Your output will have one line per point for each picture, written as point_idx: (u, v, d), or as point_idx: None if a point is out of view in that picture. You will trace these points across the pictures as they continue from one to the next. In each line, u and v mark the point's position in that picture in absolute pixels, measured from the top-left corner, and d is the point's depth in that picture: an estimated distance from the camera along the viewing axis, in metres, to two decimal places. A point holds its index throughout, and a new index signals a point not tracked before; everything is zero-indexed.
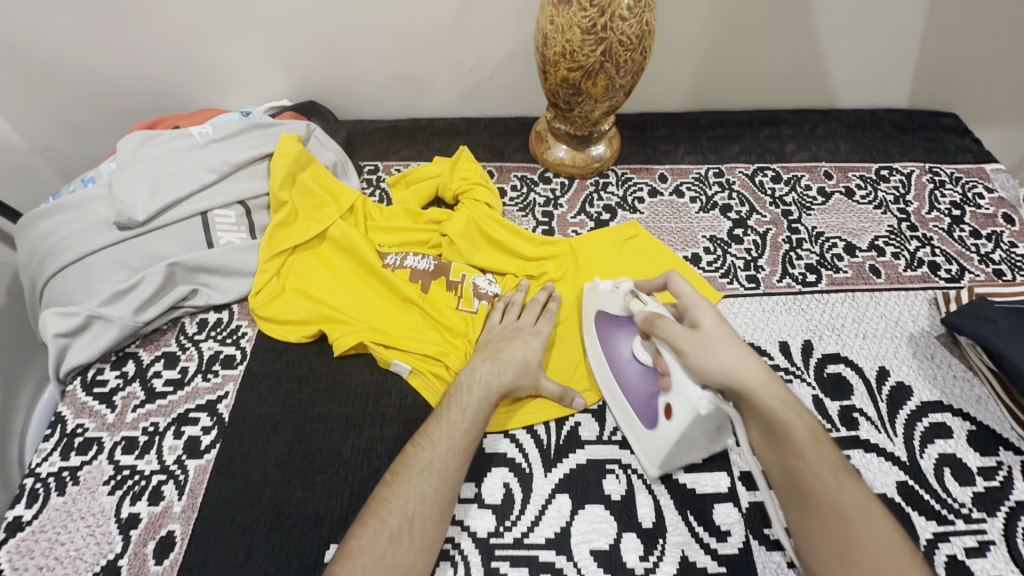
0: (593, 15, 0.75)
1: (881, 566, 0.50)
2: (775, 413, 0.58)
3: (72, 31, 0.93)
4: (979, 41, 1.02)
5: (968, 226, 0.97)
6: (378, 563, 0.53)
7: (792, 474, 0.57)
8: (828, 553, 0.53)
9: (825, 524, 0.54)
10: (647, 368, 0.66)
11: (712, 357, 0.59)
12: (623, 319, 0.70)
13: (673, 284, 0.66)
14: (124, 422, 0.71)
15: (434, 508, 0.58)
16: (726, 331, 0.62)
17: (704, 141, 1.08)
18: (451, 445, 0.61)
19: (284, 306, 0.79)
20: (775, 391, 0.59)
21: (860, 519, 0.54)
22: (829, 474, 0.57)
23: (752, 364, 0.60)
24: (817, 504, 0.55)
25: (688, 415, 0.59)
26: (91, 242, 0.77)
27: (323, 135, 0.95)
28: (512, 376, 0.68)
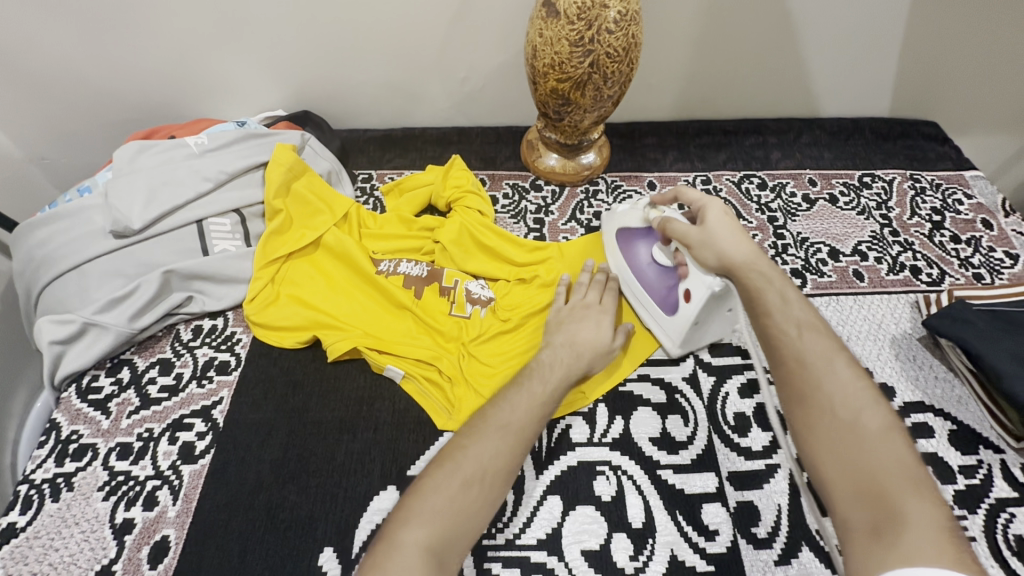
0: (581, 28, 0.77)
1: (830, 404, 0.54)
2: (754, 285, 0.64)
3: (69, 44, 0.95)
4: (955, 52, 1.05)
5: (948, 231, 1.00)
6: (448, 505, 0.53)
7: (764, 334, 0.62)
8: (790, 399, 0.57)
9: (792, 373, 0.57)
10: (665, 268, 0.77)
11: (710, 248, 0.68)
12: (643, 230, 0.81)
13: (681, 193, 0.76)
14: (119, 428, 0.72)
15: (507, 467, 0.58)
16: (728, 222, 0.69)
17: (692, 149, 1.11)
18: (529, 407, 0.63)
19: (278, 312, 0.80)
20: (760, 266, 0.66)
21: (821, 368, 0.56)
22: (796, 330, 0.60)
23: (743, 246, 0.67)
24: (786, 359, 0.59)
25: (703, 293, 0.70)
26: (87, 250, 0.78)
27: (317, 144, 0.97)
28: (587, 357, 0.72)
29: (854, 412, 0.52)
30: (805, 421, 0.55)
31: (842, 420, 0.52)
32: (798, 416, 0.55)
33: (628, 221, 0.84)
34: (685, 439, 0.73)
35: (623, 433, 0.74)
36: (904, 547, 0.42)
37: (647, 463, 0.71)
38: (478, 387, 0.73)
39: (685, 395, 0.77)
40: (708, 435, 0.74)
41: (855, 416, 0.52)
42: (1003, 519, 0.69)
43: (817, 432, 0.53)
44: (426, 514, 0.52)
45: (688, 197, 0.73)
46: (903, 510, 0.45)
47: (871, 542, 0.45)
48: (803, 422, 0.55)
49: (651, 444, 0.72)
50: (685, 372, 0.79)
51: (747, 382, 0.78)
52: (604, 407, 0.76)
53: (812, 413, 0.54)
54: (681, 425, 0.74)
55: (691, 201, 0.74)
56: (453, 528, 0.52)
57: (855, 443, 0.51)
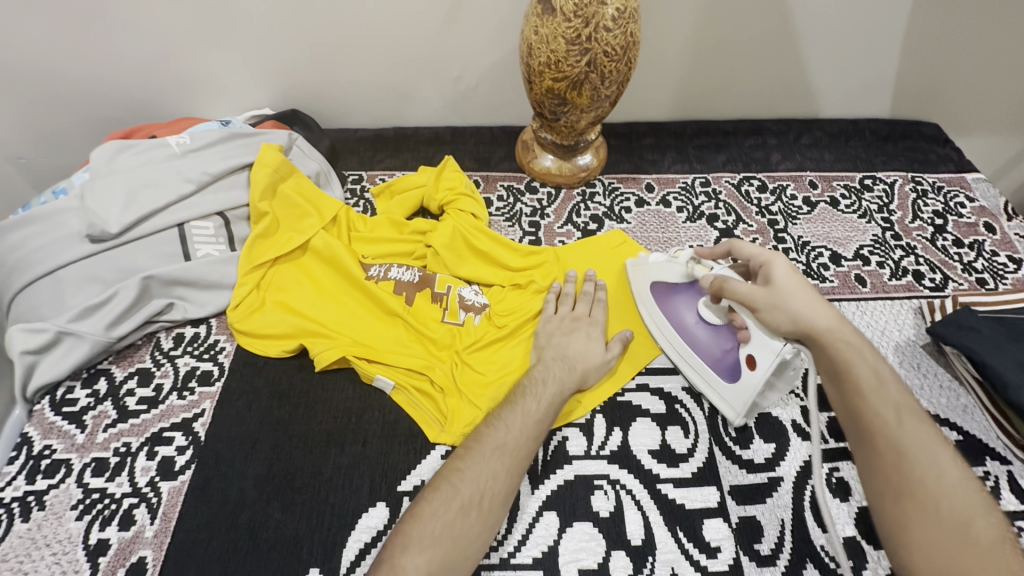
0: (578, 25, 0.75)
1: (934, 505, 0.52)
2: (842, 358, 0.60)
3: (45, 39, 0.91)
4: (956, 53, 1.04)
5: (950, 235, 0.98)
6: (447, 530, 0.54)
7: (855, 416, 0.59)
8: (886, 492, 0.55)
9: (888, 466, 0.55)
10: (717, 327, 0.72)
11: (784, 313, 0.62)
12: (683, 285, 0.75)
13: (732, 247, 0.69)
14: (94, 442, 0.68)
15: (503, 487, 0.58)
16: (797, 281, 0.63)
17: (691, 150, 1.08)
18: (525, 427, 0.63)
19: (263, 320, 0.77)
20: (846, 335, 0.61)
21: (925, 463, 0.54)
22: (894, 417, 0.57)
23: (824, 312, 0.61)
24: (882, 448, 0.56)
25: (771, 360, 0.66)
26: (61, 255, 0.75)
27: (305, 145, 0.93)
28: (581, 369, 0.71)
29: (961, 518, 0.51)
30: (903, 520, 0.53)
31: (948, 524, 0.51)
32: (894, 513, 0.54)
33: (665, 276, 0.77)
34: (685, 452, 0.71)
35: (622, 445, 0.71)
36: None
37: (647, 477, 0.69)
38: (473, 398, 0.71)
39: (686, 405, 0.75)
40: (709, 447, 0.71)
41: (961, 520, 0.51)
42: None
43: (918, 532, 0.52)
44: (425, 540, 0.53)
45: (747, 251, 0.67)
46: None
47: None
48: (899, 519, 0.54)
49: (650, 456, 0.70)
50: (684, 382, 0.77)
51: None
52: (601, 417, 0.73)
53: (912, 512, 0.53)
54: (681, 436, 0.72)
55: (750, 255, 0.67)
56: (453, 554, 0.53)
57: (965, 553, 0.49)
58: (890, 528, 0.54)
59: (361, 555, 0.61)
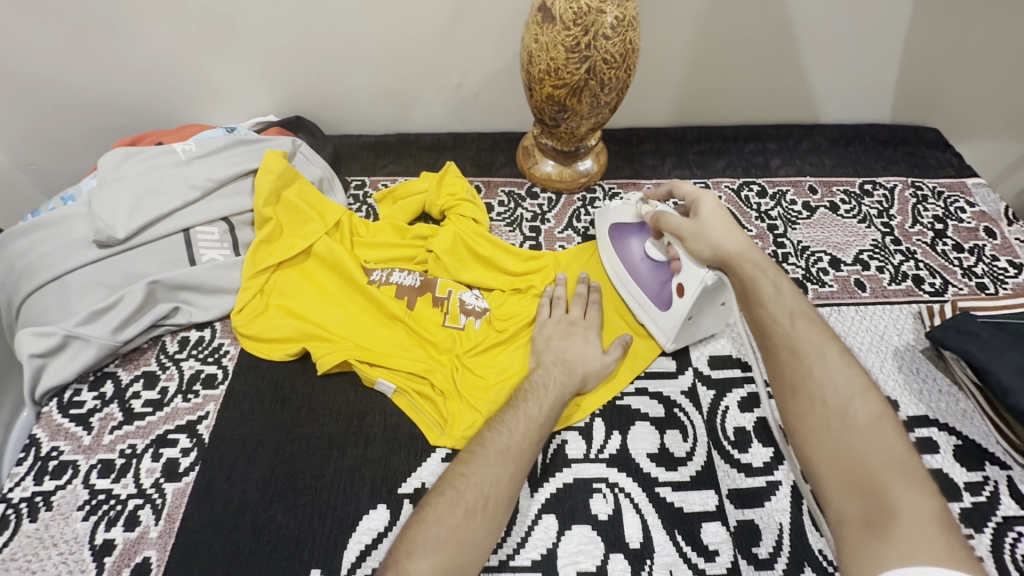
0: (577, 33, 0.76)
1: (820, 393, 0.56)
2: (748, 275, 0.66)
3: (56, 49, 0.93)
4: (956, 58, 1.04)
5: (951, 240, 0.98)
6: (452, 535, 0.55)
7: (757, 325, 0.64)
8: (782, 388, 0.59)
9: (784, 364, 0.60)
10: (658, 263, 0.77)
11: (704, 239, 0.69)
12: (636, 226, 0.81)
13: (674, 187, 0.76)
14: (101, 444, 0.69)
15: (506, 491, 0.59)
16: (723, 215, 0.70)
17: (691, 156, 1.09)
18: (527, 431, 0.63)
19: (267, 324, 0.78)
20: (753, 256, 0.67)
21: (813, 359, 0.59)
22: (789, 321, 0.62)
23: (737, 238, 0.68)
24: (778, 348, 0.61)
25: (695, 287, 0.71)
26: (69, 260, 0.76)
27: (309, 151, 0.95)
28: (580, 372, 0.72)
29: (843, 401, 0.55)
30: (797, 411, 0.57)
31: (832, 408, 0.55)
32: (791, 407, 0.58)
33: (620, 217, 0.83)
34: (684, 455, 0.71)
35: (620, 449, 0.72)
36: (900, 541, 0.44)
37: (645, 480, 0.69)
38: (473, 401, 0.71)
39: (684, 409, 0.75)
40: (707, 451, 0.72)
41: (846, 404, 0.55)
42: (1009, 539, 0.67)
43: (807, 419, 0.56)
44: (430, 545, 0.53)
45: (681, 190, 0.74)
46: (894, 499, 0.47)
47: (863, 527, 0.47)
48: (794, 412, 0.57)
49: (650, 460, 0.70)
50: (683, 386, 0.77)
51: (748, 396, 0.76)
52: (601, 421, 0.74)
53: (805, 402, 0.57)
54: (679, 440, 0.72)
55: (683, 194, 0.74)
56: (457, 559, 0.54)
57: (845, 431, 0.53)
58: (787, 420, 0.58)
59: (362, 557, 0.62)
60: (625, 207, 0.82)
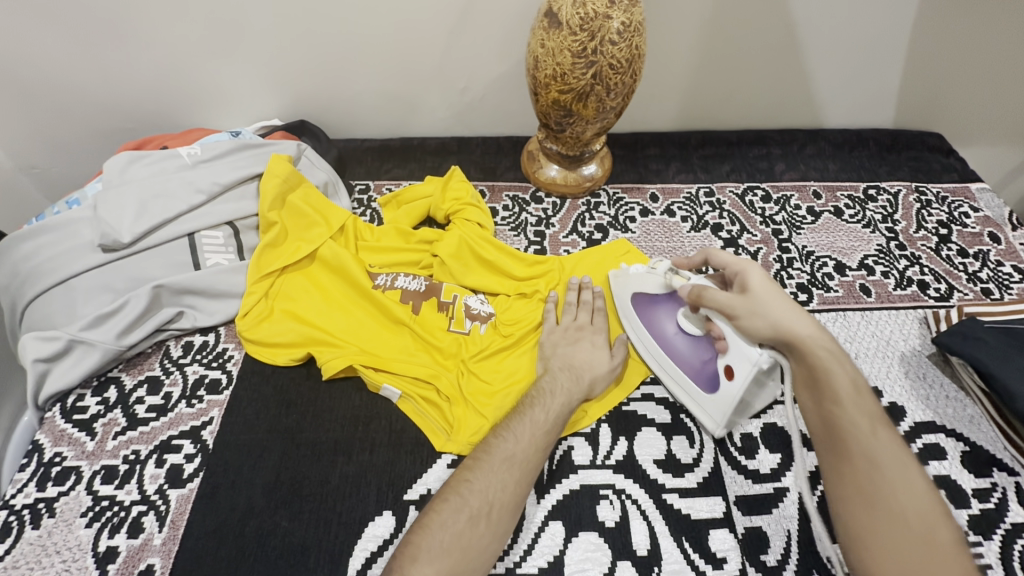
0: (584, 39, 0.76)
1: (897, 514, 0.54)
2: (823, 365, 0.59)
3: (60, 52, 0.93)
4: (959, 64, 1.05)
5: (955, 245, 0.98)
6: (456, 541, 0.54)
7: (829, 422, 0.59)
8: (852, 497, 0.56)
9: (856, 472, 0.57)
10: (698, 339, 0.72)
11: (763, 319, 0.62)
12: (663, 297, 0.76)
13: (710, 256, 0.70)
14: (104, 450, 0.69)
15: (511, 497, 0.59)
16: (774, 290, 0.63)
17: (695, 160, 1.09)
18: (533, 437, 0.63)
19: (272, 328, 0.78)
20: (826, 344, 0.60)
21: (893, 473, 0.55)
22: (868, 425, 0.58)
23: (805, 323, 0.61)
24: (852, 453, 0.57)
25: (748, 370, 0.64)
26: (74, 264, 0.76)
27: (314, 155, 0.95)
28: (586, 379, 0.71)
29: (923, 525, 0.53)
30: (868, 524, 0.54)
31: (910, 532, 0.53)
32: (859, 517, 0.55)
33: (647, 289, 0.77)
34: (691, 461, 0.71)
35: (627, 455, 0.71)
36: None
37: (652, 487, 0.69)
38: (479, 407, 0.71)
39: (691, 415, 0.75)
40: (715, 457, 0.71)
41: (924, 527, 0.53)
42: (1018, 546, 0.67)
43: (880, 536, 0.53)
44: (434, 551, 0.53)
45: (723, 260, 0.67)
46: None
47: None
48: (863, 524, 0.55)
49: (657, 466, 0.70)
50: None
51: None
52: (607, 427, 0.74)
53: (878, 516, 0.54)
54: (686, 446, 0.72)
55: (725, 264, 0.68)
56: (461, 565, 0.54)
57: (922, 557, 0.51)
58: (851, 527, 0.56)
59: (367, 564, 0.61)
60: (653, 278, 0.76)
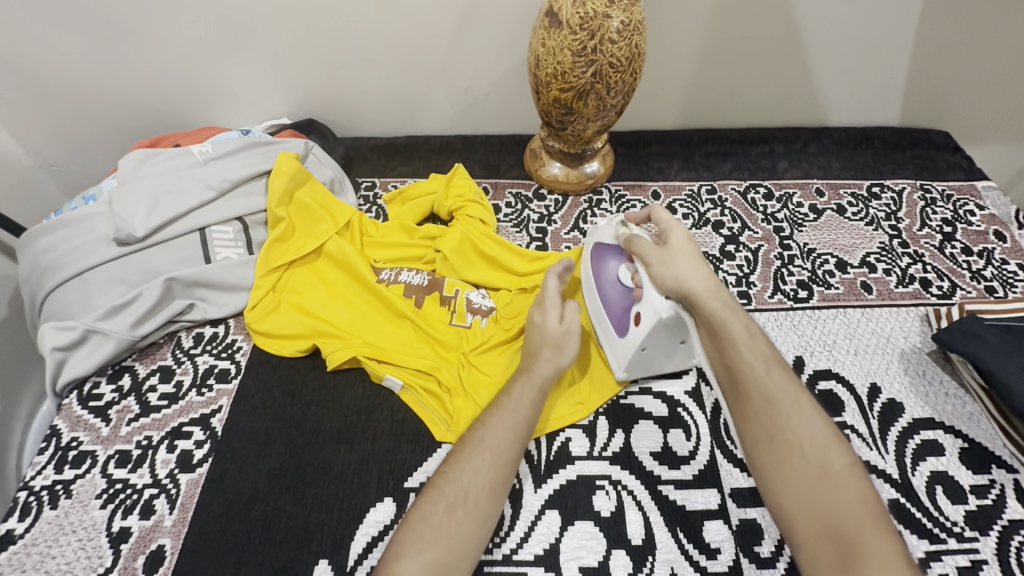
0: (583, 38, 0.77)
1: (796, 440, 0.59)
2: (718, 318, 0.66)
3: (79, 54, 0.96)
4: (965, 61, 1.04)
5: (959, 243, 0.98)
6: (435, 532, 0.56)
7: (731, 370, 0.65)
8: (756, 434, 0.62)
9: (756, 409, 0.62)
10: (626, 288, 0.74)
11: (669, 269, 0.68)
12: (615, 247, 0.77)
13: (654, 215, 0.75)
14: (118, 435, 0.72)
15: (487, 483, 0.59)
16: (691, 249, 0.70)
17: (697, 158, 1.10)
18: (502, 421, 0.63)
19: (279, 320, 0.80)
20: (721, 296, 0.67)
21: (788, 407, 0.61)
22: (764, 367, 0.64)
23: (703, 275, 0.68)
24: (751, 392, 0.63)
25: (652, 318, 0.68)
26: (91, 257, 0.79)
27: (321, 153, 0.97)
28: (543, 354, 0.68)
29: (820, 451, 0.58)
30: (772, 459, 0.60)
31: (809, 455, 0.58)
32: (763, 450, 0.61)
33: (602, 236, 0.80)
34: (687, 454, 0.72)
35: (624, 446, 0.72)
36: None
37: (648, 478, 0.70)
38: (478, 398, 0.73)
39: (688, 409, 0.76)
40: (711, 450, 0.72)
41: (819, 453, 0.58)
42: (1015, 542, 0.67)
43: (784, 465, 0.59)
44: (416, 546, 0.55)
45: (660, 217, 0.74)
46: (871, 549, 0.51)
47: None
48: (770, 459, 0.60)
49: (652, 457, 0.71)
50: (687, 386, 0.78)
51: None
52: (604, 419, 0.75)
53: (781, 449, 0.59)
54: (682, 439, 0.73)
55: (661, 222, 0.74)
56: (445, 555, 0.55)
57: (822, 478, 0.57)
58: (761, 465, 0.60)
59: (368, 548, 0.63)
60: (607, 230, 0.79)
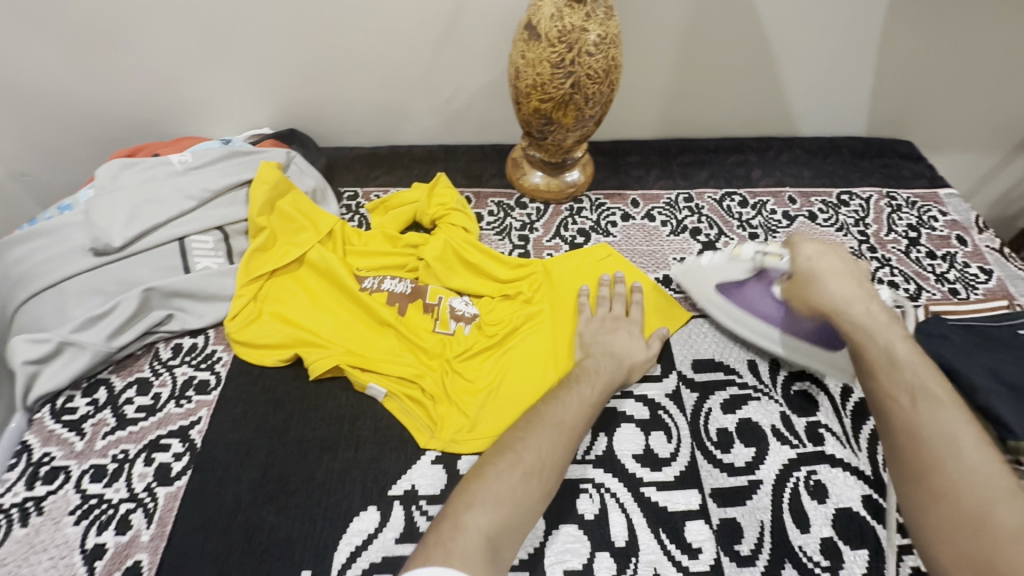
0: (561, 50, 0.79)
1: (950, 487, 0.50)
2: (861, 344, 0.64)
3: (55, 63, 0.95)
4: (924, 75, 1.10)
5: (924, 247, 1.02)
6: (510, 493, 0.57)
7: (877, 404, 0.60)
8: (904, 476, 0.55)
9: (903, 448, 0.56)
10: None
11: (820, 295, 0.69)
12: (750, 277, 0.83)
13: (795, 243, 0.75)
14: (93, 449, 0.70)
15: (558, 460, 0.63)
16: (842, 272, 0.70)
17: (675, 167, 1.13)
18: (580, 407, 0.68)
19: (261, 330, 0.80)
20: (866, 319, 0.65)
21: (941, 445, 0.53)
22: (909, 400, 0.57)
23: (852, 294, 0.67)
24: (898, 431, 0.57)
25: None
26: (65, 268, 0.77)
27: (302, 163, 0.97)
28: (626, 365, 0.77)
29: (981, 504, 0.48)
30: (921, 506, 0.52)
31: (964, 507, 0.49)
32: (911, 495, 0.54)
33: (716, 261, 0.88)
34: (668, 456, 0.73)
35: (607, 449, 0.74)
36: None
37: (630, 480, 0.71)
38: (462, 405, 0.74)
39: (668, 411, 0.77)
40: (691, 452, 0.74)
41: (983, 507, 0.48)
42: None
43: (935, 514, 0.51)
44: (489, 500, 0.55)
45: (803, 249, 0.73)
46: None
47: None
48: (918, 505, 0.53)
49: (633, 460, 0.72)
50: (668, 389, 0.80)
51: (730, 398, 0.79)
52: None
53: (930, 490, 0.52)
54: (664, 441, 0.74)
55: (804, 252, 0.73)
56: (511, 518, 0.56)
57: (977, 534, 0.47)
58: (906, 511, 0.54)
59: (352, 558, 0.63)
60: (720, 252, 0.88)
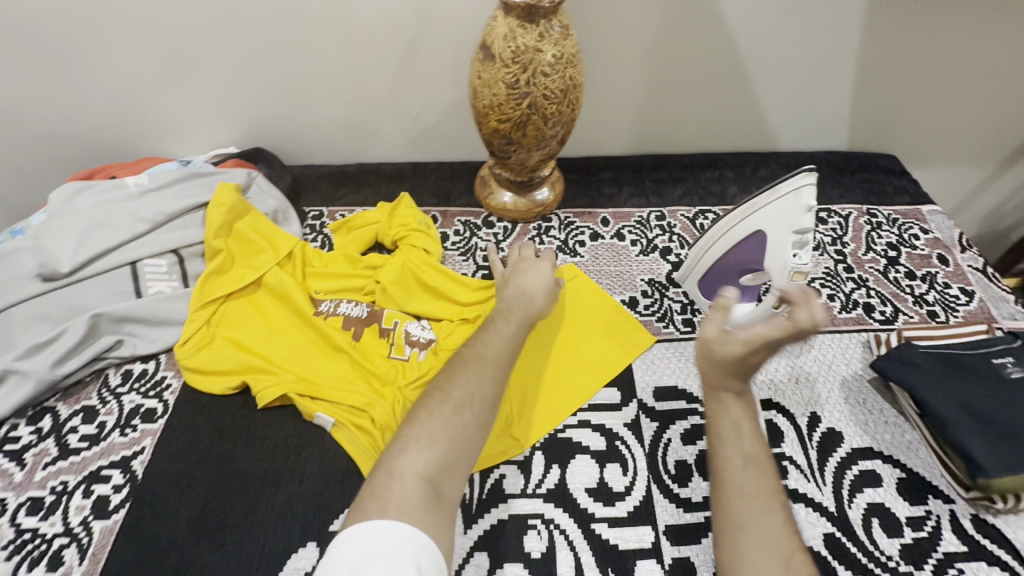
0: (516, 71, 0.77)
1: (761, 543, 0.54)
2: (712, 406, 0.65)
3: (18, 85, 0.96)
4: (903, 89, 1.07)
5: (903, 267, 0.99)
6: (444, 430, 0.56)
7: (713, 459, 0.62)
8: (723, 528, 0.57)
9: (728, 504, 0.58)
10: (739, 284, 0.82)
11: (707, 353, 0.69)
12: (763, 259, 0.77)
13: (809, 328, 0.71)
14: (32, 481, 0.69)
15: (490, 393, 0.60)
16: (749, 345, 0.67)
17: (648, 184, 1.10)
18: (502, 343, 0.66)
19: (212, 356, 0.78)
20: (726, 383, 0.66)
21: (758, 505, 0.56)
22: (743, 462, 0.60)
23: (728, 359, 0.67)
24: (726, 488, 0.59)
25: None
26: (14, 294, 0.78)
27: (264, 183, 0.97)
28: (536, 296, 0.74)
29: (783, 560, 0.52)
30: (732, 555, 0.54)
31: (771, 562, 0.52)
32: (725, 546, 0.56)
33: (775, 235, 0.73)
34: (622, 490, 0.71)
35: (559, 483, 0.71)
36: None
37: (581, 516, 0.69)
38: None
39: (626, 442, 0.75)
40: (647, 486, 0.71)
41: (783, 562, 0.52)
42: None
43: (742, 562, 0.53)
44: (424, 440, 0.55)
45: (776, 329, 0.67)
46: None
47: None
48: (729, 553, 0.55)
49: (586, 495, 0.70)
50: (627, 418, 0.77)
51: (691, 428, 0.76)
52: (540, 455, 0.74)
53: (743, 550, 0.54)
54: (619, 474, 0.72)
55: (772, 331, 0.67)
56: (453, 456, 0.55)
57: None
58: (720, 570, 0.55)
59: None
60: (784, 255, 0.73)
